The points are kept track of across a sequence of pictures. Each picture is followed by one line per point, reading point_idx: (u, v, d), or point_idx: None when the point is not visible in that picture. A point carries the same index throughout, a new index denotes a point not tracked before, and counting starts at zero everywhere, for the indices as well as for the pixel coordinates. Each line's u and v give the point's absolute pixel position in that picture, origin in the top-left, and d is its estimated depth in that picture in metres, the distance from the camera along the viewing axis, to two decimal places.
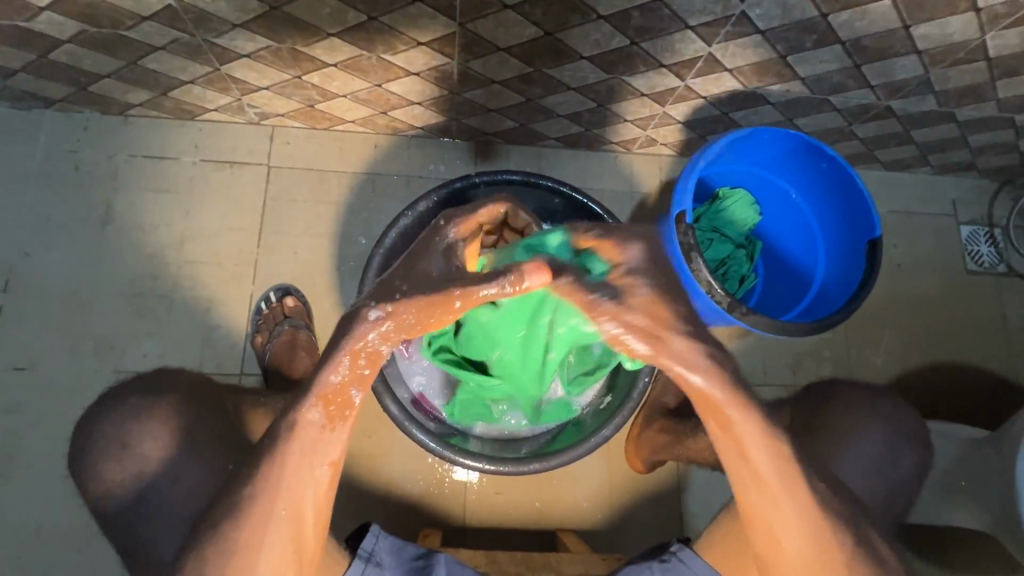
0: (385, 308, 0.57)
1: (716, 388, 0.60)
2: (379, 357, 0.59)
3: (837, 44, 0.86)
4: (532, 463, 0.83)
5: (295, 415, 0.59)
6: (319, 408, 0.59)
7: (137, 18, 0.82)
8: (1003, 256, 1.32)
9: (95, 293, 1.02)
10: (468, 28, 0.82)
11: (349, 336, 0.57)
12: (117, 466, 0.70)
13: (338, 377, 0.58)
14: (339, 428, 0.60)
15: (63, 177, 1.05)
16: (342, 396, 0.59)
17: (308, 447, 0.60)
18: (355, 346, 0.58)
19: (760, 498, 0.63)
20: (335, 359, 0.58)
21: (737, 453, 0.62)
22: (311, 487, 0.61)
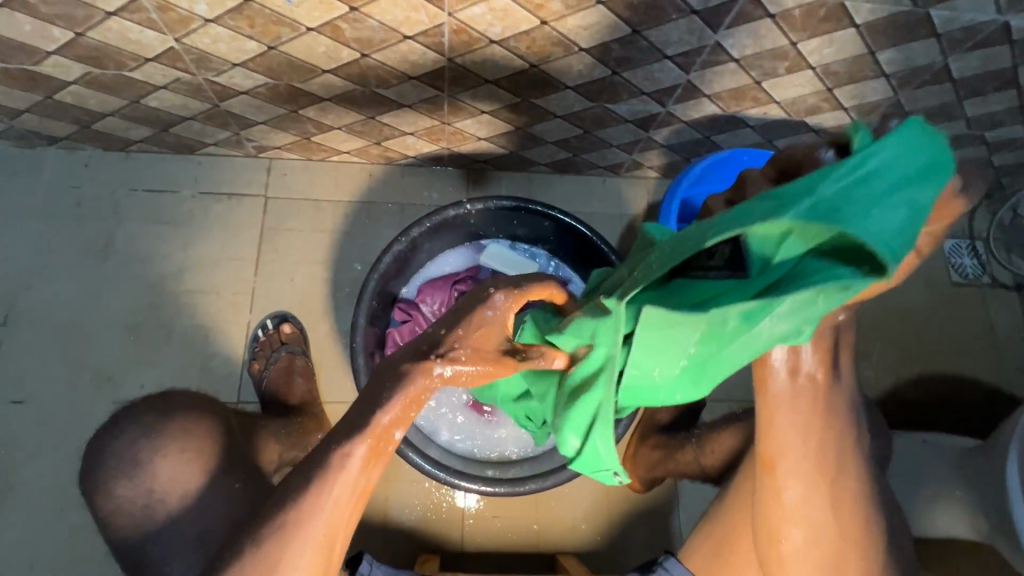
0: (448, 363, 0.54)
1: (781, 363, 0.58)
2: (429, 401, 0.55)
3: (808, 69, 0.90)
4: (529, 483, 0.83)
5: (339, 449, 0.52)
6: (364, 447, 0.53)
7: (141, 60, 0.85)
8: (986, 268, 1.35)
9: (95, 324, 1.03)
10: (457, 62, 0.87)
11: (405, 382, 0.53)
12: (130, 484, 0.71)
13: (389, 416, 0.53)
14: (378, 466, 0.54)
15: (65, 211, 1.08)
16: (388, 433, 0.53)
17: (345, 493, 0.52)
18: (409, 392, 0.53)
19: (818, 462, 0.61)
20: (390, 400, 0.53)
21: (782, 426, 0.60)
22: (342, 529, 0.54)
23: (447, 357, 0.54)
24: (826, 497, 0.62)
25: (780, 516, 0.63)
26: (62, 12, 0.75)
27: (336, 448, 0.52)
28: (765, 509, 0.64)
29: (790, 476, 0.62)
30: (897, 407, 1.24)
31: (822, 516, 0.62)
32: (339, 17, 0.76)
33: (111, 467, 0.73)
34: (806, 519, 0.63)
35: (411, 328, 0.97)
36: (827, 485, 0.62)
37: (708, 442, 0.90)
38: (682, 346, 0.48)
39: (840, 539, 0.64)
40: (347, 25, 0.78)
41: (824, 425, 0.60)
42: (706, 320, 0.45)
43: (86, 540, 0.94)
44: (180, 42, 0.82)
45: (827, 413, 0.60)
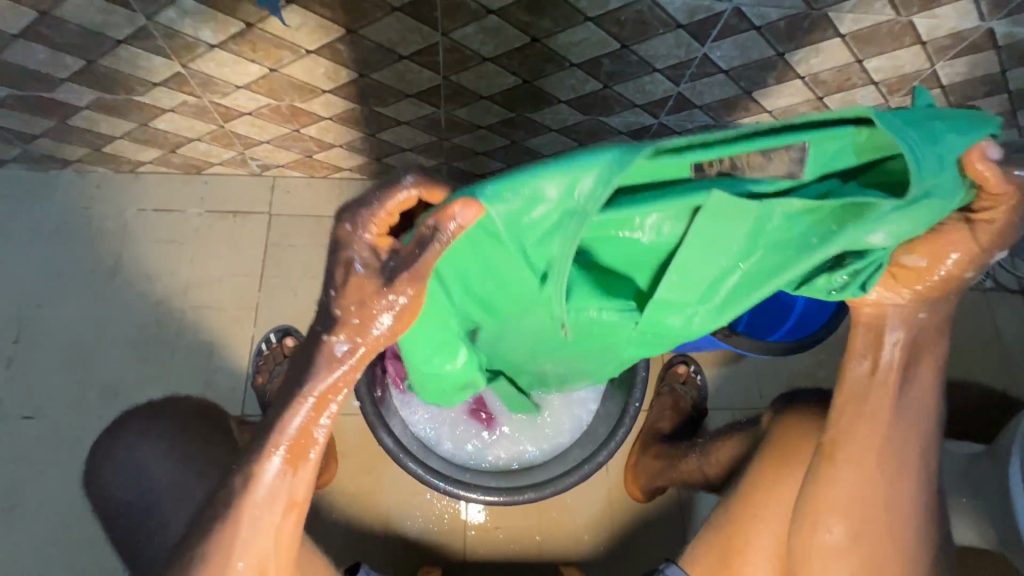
0: (351, 339, 0.49)
1: (869, 359, 0.66)
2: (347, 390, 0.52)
3: (797, 79, 0.92)
4: (527, 492, 0.85)
5: (256, 465, 0.54)
6: (282, 453, 0.54)
7: (149, 84, 0.89)
8: (989, 272, 1.34)
9: (103, 340, 1.06)
10: (453, 79, 0.89)
11: (310, 378, 0.50)
12: (128, 485, 0.77)
13: (300, 419, 0.52)
14: (304, 468, 0.55)
15: (76, 231, 1.11)
16: (307, 434, 0.53)
17: (272, 495, 0.55)
18: (318, 389, 0.51)
19: (881, 460, 0.68)
20: (297, 405, 0.51)
21: (852, 413, 0.68)
22: (287, 533, 0.59)
23: (347, 328, 0.49)
24: (880, 498, 0.68)
25: (828, 508, 0.69)
26: (75, 41, 0.79)
27: (253, 459, 0.54)
28: (816, 503, 0.70)
29: (849, 470, 0.68)
30: None
31: (875, 515, 0.68)
32: (337, 39, 0.79)
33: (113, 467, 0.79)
34: (853, 514, 0.69)
35: None
36: (882, 486, 0.68)
37: (710, 452, 0.91)
38: (726, 244, 0.51)
39: (874, 547, 0.68)
40: (345, 47, 0.81)
41: (898, 426, 0.67)
42: (758, 213, 0.49)
43: (93, 555, 0.95)
44: (186, 67, 0.85)
45: (900, 417, 0.67)
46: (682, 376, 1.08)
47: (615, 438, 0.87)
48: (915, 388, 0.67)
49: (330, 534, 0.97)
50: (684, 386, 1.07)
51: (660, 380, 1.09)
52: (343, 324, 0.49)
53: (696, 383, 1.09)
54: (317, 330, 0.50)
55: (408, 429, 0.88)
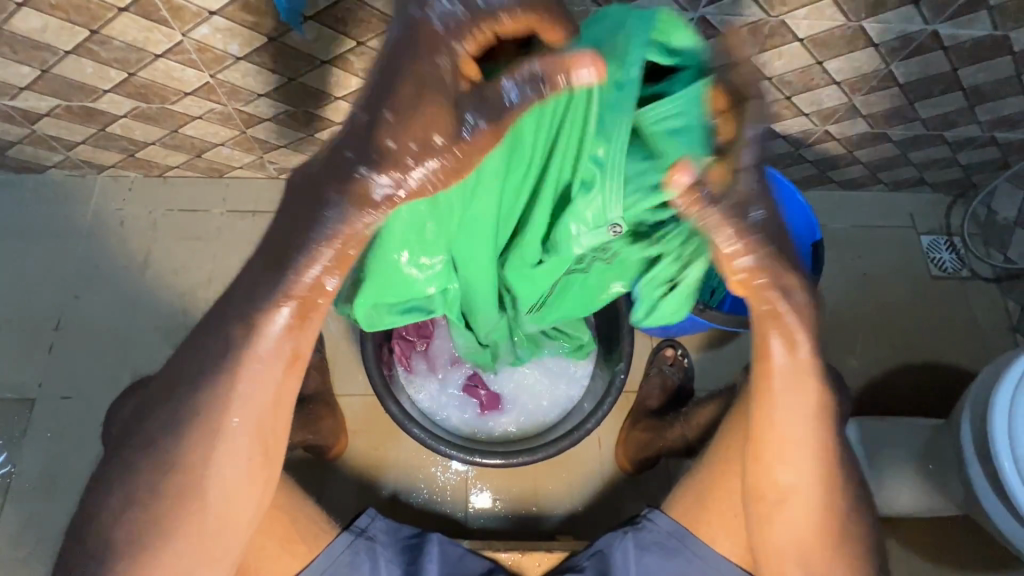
0: (393, 177, 0.47)
1: (776, 351, 0.66)
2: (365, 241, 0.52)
3: (765, 80, 1.01)
4: (519, 456, 0.91)
5: (264, 312, 0.55)
6: (291, 306, 0.55)
7: (181, 94, 1.00)
8: (965, 261, 1.42)
9: (134, 328, 1.15)
10: None
11: (335, 214, 0.50)
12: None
13: (315, 270, 0.53)
14: (307, 327, 0.57)
15: (110, 230, 1.22)
16: (315, 287, 0.54)
17: (275, 350, 0.57)
18: (341, 232, 0.50)
19: (784, 442, 0.71)
20: (318, 245, 0.51)
21: (768, 404, 0.70)
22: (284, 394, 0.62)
23: (391, 165, 0.47)
24: (793, 469, 0.72)
25: (758, 484, 0.75)
26: (119, 56, 0.90)
27: (262, 312, 0.55)
28: (750, 483, 0.76)
29: (765, 452, 0.72)
30: (883, 395, 1.29)
31: (793, 486, 0.72)
32: (349, 50, 0.90)
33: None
34: (779, 487, 0.73)
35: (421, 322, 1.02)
36: (804, 461, 0.71)
37: (692, 417, 1.02)
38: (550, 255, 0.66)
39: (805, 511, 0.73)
40: (356, 57, 0.91)
41: (792, 410, 0.69)
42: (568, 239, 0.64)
43: None
44: (215, 77, 0.96)
45: (803, 395, 0.68)
46: (670, 358, 1.13)
47: (600, 410, 0.92)
48: (794, 378, 0.67)
49: (341, 503, 1.05)
50: (673, 367, 1.12)
51: (650, 363, 1.15)
52: (394, 162, 0.47)
53: (684, 364, 1.13)
54: (351, 156, 0.48)
55: (411, 404, 0.96)
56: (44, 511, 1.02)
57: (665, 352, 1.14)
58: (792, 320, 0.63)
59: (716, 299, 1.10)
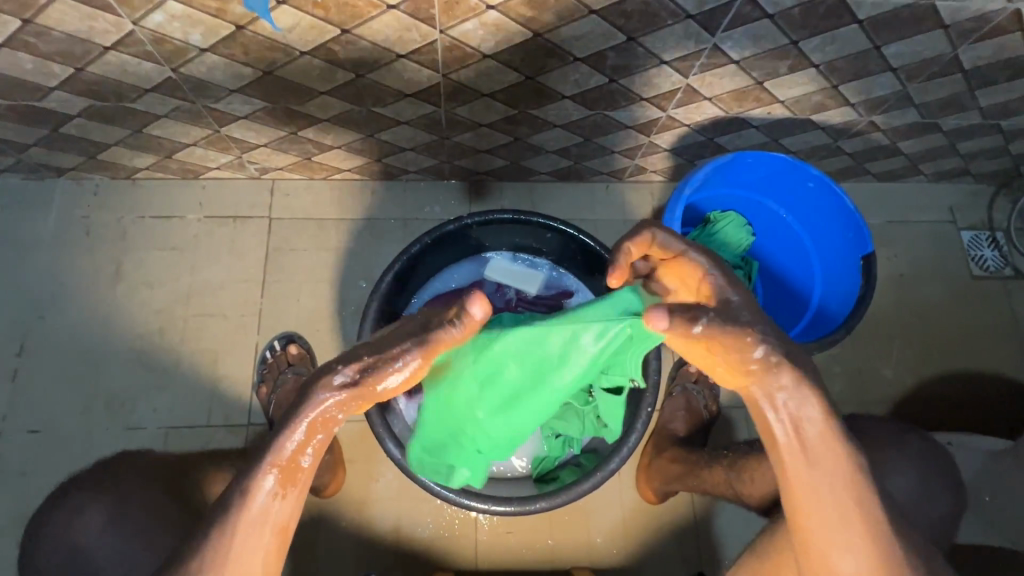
0: (351, 373, 0.53)
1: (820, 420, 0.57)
2: (335, 424, 0.56)
3: (811, 67, 0.88)
4: (538, 501, 0.82)
5: (249, 484, 0.56)
6: (274, 474, 0.57)
7: (141, 91, 0.86)
8: (1009, 260, 1.31)
9: (106, 351, 1.05)
10: (452, 77, 0.86)
11: (307, 405, 0.54)
12: (105, 547, 0.77)
13: (293, 445, 0.56)
14: (292, 494, 0.58)
15: (75, 241, 1.10)
16: (292, 464, 0.56)
17: (265, 518, 0.57)
18: (314, 416, 0.55)
19: (842, 549, 0.60)
20: (292, 427, 0.55)
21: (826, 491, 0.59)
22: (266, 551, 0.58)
23: (351, 366, 0.53)
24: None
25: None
26: (62, 50, 0.77)
27: (248, 491, 0.56)
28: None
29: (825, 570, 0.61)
30: (921, 408, 1.19)
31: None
32: (332, 39, 0.76)
33: (84, 525, 0.78)
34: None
35: None
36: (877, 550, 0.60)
37: (739, 470, 0.85)
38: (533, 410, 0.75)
39: None
40: (340, 47, 0.78)
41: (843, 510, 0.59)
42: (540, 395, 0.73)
43: None
44: (177, 72, 0.82)
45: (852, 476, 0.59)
46: (694, 375, 1.05)
47: (626, 446, 0.83)
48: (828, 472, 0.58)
49: (340, 541, 0.97)
50: (696, 386, 1.04)
51: (672, 381, 1.07)
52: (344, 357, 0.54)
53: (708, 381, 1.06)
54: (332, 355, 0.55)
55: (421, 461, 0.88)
56: (17, 558, 0.94)
57: (689, 367, 1.06)
58: (806, 409, 0.57)
59: None
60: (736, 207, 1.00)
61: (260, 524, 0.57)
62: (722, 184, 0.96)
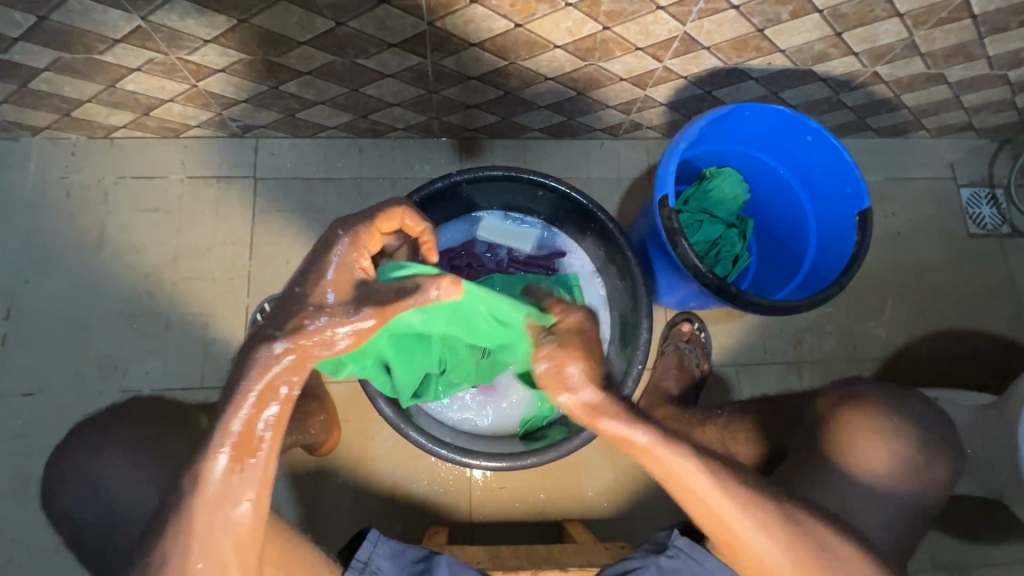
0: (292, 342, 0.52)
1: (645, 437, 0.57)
2: (286, 391, 0.54)
3: (814, 13, 0.84)
4: (529, 457, 0.83)
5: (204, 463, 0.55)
6: (228, 452, 0.55)
7: (110, 41, 0.82)
8: (1006, 217, 1.29)
9: (95, 315, 1.04)
10: (438, 25, 0.82)
11: (247, 376, 0.52)
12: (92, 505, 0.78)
13: (240, 421, 0.54)
14: (250, 469, 0.56)
15: (55, 203, 1.07)
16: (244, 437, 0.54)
17: (229, 493, 0.56)
18: (260, 386, 0.53)
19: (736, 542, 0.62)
20: (237, 402, 0.53)
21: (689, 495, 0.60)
22: (237, 528, 0.57)
23: (292, 333, 0.51)
24: (788, 571, 0.62)
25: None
26: None
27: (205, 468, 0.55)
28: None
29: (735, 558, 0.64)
30: (910, 366, 1.20)
31: None
32: None
33: (82, 482, 0.79)
34: None
35: None
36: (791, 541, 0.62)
37: None
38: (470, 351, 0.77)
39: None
40: None
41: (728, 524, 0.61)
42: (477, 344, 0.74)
43: None
44: (146, 20, 0.78)
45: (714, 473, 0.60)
46: (686, 335, 1.12)
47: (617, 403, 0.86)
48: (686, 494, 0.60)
49: (337, 497, 0.99)
50: (688, 344, 1.11)
51: (665, 340, 1.13)
52: (298, 329, 0.52)
53: (700, 340, 1.13)
54: (265, 326, 0.53)
55: (415, 420, 0.89)
56: (20, 516, 0.96)
57: (681, 328, 1.13)
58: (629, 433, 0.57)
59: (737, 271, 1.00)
60: (734, 162, 0.99)
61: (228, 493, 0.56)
62: (719, 139, 0.94)
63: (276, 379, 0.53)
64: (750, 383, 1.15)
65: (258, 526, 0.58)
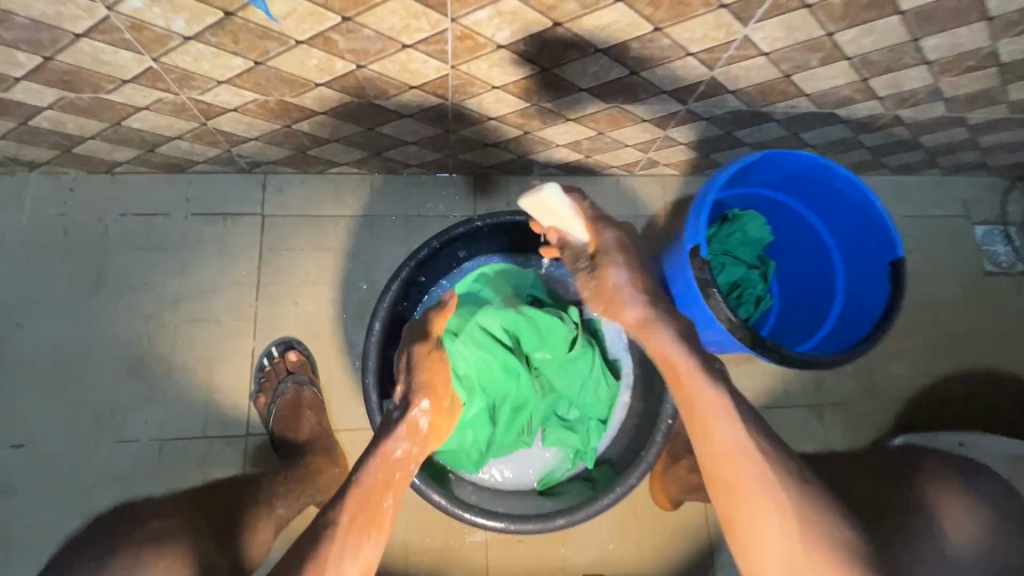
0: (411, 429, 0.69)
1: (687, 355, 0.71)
2: (398, 479, 0.67)
3: (844, 60, 0.83)
4: (559, 518, 0.79)
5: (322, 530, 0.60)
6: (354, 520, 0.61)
7: (118, 82, 0.78)
8: (1020, 255, 1.28)
9: (92, 360, 0.98)
10: (462, 69, 0.79)
11: (380, 446, 0.67)
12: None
13: (370, 481, 0.64)
14: (373, 536, 0.62)
15: (52, 242, 1.02)
16: (399, 462, 0.67)
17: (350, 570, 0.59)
18: (387, 457, 0.67)
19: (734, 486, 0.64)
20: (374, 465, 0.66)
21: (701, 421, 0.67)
22: None
23: (410, 417, 0.69)
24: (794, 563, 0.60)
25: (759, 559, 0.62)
26: (27, 37, 0.68)
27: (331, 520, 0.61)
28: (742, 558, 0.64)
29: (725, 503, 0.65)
30: (931, 407, 1.18)
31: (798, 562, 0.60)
32: (331, 28, 0.69)
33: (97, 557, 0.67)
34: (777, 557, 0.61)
35: None
36: None
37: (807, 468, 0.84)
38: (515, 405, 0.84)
39: None
40: (340, 36, 0.71)
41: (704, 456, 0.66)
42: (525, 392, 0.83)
43: None
44: (159, 62, 0.75)
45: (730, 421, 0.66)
46: None
47: (646, 460, 0.81)
48: (686, 387, 0.68)
49: None
50: None
51: None
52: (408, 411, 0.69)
53: None
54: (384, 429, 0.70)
55: (441, 480, 0.85)
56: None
57: None
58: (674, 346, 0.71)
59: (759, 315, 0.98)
60: (756, 203, 0.97)
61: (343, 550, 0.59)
62: (744, 184, 0.92)
63: (410, 462, 0.68)
64: (773, 427, 1.12)
65: None
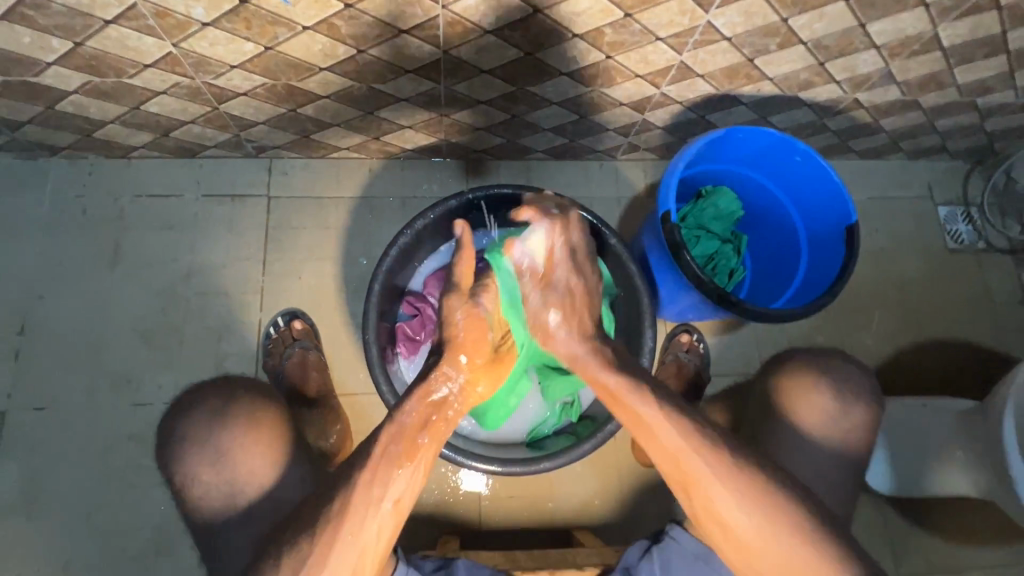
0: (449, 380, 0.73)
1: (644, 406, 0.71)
2: (433, 422, 0.70)
3: (800, 45, 0.92)
4: (544, 461, 0.86)
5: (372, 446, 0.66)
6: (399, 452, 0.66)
7: (140, 66, 0.86)
8: (982, 233, 1.37)
9: (109, 331, 1.05)
10: (453, 53, 0.87)
11: (415, 392, 0.71)
12: (213, 470, 0.74)
13: (409, 418, 0.69)
14: (412, 469, 0.66)
15: (72, 221, 1.10)
16: (440, 403, 0.72)
17: (387, 498, 0.64)
18: (425, 397, 0.71)
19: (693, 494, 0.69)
20: (413, 403, 0.70)
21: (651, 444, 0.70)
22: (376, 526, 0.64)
23: (446, 373, 0.73)
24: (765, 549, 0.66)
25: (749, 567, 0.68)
26: (61, 23, 0.76)
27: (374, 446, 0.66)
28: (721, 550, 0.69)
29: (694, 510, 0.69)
30: (897, 375, 1.26)
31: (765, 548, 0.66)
32: (335, 14, 0.77)
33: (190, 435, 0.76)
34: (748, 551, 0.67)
35: (422, 321, 1.01)
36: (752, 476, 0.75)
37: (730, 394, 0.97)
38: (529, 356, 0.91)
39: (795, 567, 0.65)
40: (343, 22, 0.79)
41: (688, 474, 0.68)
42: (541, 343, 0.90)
43: (120, 540, 0.97)
44: (178, 47, 0.82)
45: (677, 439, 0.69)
46: (686, 345, 1.17)
47: None
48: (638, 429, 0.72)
49: None
50: (688, 354, 1.16)
51: (665, 350, 1.18)
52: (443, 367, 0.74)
53: (699, 351, 1.18)
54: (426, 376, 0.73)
55: None
56: (34, 533, 0.96)
57: (680, 339, 1.18)
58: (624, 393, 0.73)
59: (732, 284, 1.05)
60: (727, 181, 1.05)
61: (373, 474, 0.64)
62: (714, 160, 1.00)
63: (446, 410, 0.72)
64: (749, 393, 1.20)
65: (396, 530, 0.65)
